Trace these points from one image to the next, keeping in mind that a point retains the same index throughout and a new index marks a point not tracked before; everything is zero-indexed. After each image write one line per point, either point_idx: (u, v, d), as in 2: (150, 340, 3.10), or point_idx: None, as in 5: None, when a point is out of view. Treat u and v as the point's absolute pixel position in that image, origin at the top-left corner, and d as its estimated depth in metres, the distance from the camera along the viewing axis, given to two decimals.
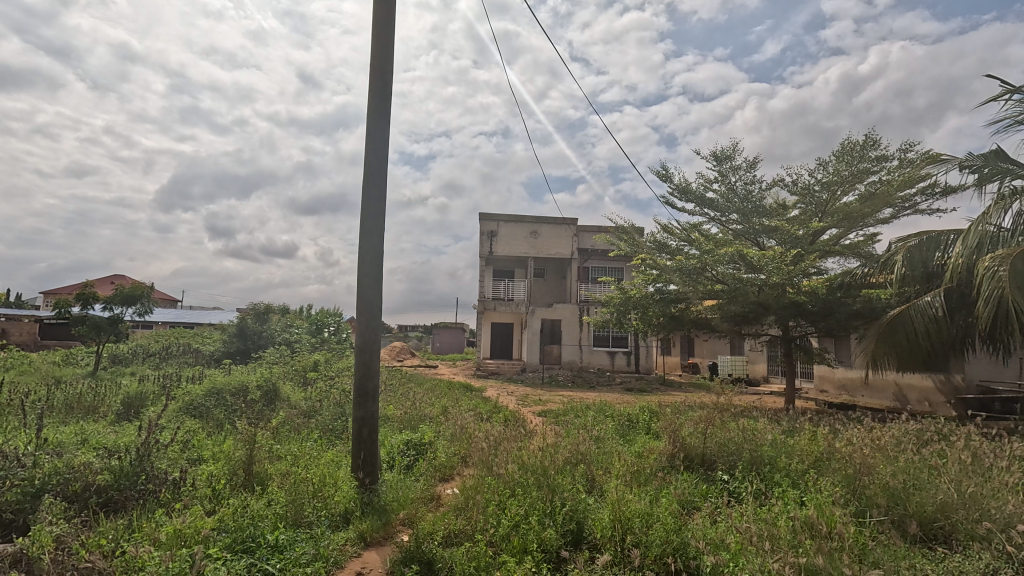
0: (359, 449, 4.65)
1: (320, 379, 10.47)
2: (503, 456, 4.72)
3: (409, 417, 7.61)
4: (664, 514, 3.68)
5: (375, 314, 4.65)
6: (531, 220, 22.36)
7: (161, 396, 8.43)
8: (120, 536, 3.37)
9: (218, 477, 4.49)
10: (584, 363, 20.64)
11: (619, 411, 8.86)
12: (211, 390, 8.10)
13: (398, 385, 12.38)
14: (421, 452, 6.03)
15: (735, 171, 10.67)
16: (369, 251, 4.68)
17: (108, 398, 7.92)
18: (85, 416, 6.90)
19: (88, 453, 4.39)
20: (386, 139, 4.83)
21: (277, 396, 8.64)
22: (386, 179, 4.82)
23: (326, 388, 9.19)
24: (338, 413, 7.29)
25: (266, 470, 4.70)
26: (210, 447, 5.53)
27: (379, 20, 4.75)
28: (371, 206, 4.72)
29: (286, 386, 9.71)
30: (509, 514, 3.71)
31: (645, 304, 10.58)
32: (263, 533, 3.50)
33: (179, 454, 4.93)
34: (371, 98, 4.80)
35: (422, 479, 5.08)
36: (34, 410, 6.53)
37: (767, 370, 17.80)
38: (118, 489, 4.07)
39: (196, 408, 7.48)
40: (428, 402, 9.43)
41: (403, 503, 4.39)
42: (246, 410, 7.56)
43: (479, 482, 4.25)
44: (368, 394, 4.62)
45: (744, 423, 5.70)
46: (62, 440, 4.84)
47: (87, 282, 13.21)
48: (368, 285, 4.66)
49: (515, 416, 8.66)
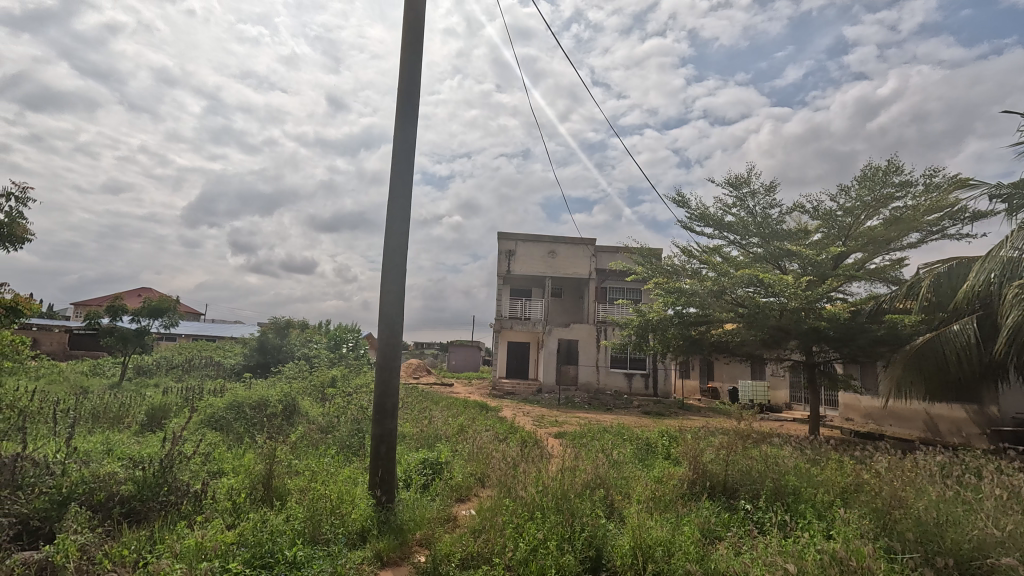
0: (377, 467, 4.66)
1: (338, 395, 10.51)
2: (521, 478, 4.66)
3: (426, 435, 7.62)
4: (686, 543, 3.62)
5: (396, 331, 4.71)
6: (549, 240, 22.44)
7: (185, 408, 8.60)
8: (141, 548, 3.42)
9: (239, 491, 4.55)
10: (601, 384, 20.43)
11: (637, 435, 8.73)
12: (232, 403, 8.21)
13: (416, 403, 12.38)
14: (438, 472, 5.99)
15: (753, 196, 10.62)
16: (392, 269, 4.76)
17: (134, 408, 8.11)
18: (110, 426, 7.08)
19: (113, 463, 4.47)
20: (410, 158, 4.94)
21: (297, 410, 8.73)
22: (411, 198, 4.90)
23: (344, 404, 9.24)
24: (354, 429, 7.34)
25: (285, 485, 4.74)
26: (230, 460, 5.61)
27: (405, 44, 4.90)
28: (394, 226, 4.80)
29: (305, 400, 9.82)
30: (527, 537, 3.63)
31: (663, 326, 10.44)
32: (281, 549, 3.50)
33: (200, 467, 5.01)
34: (398, 121, 4.94)
35: (439, 499, 5.04)
36: (63, 419, 6.72)
37: (790, 396, 17.40)
38: (140, 500, 4.15)
39: (217, 421, 7.61)
40: (445, 421, 9.39)
41: (420, 523, 4.37)
42: (265, 425, 7.64)
43: (498, 503, 4.20)
44: (387, 411, 4.63)
45: (766, 450, 5.56)
46: (88, 450, 4.96)
47: (116, 295, 13.62)
48: (390, 300, 4.73)
49: (532, 437, 8.62)
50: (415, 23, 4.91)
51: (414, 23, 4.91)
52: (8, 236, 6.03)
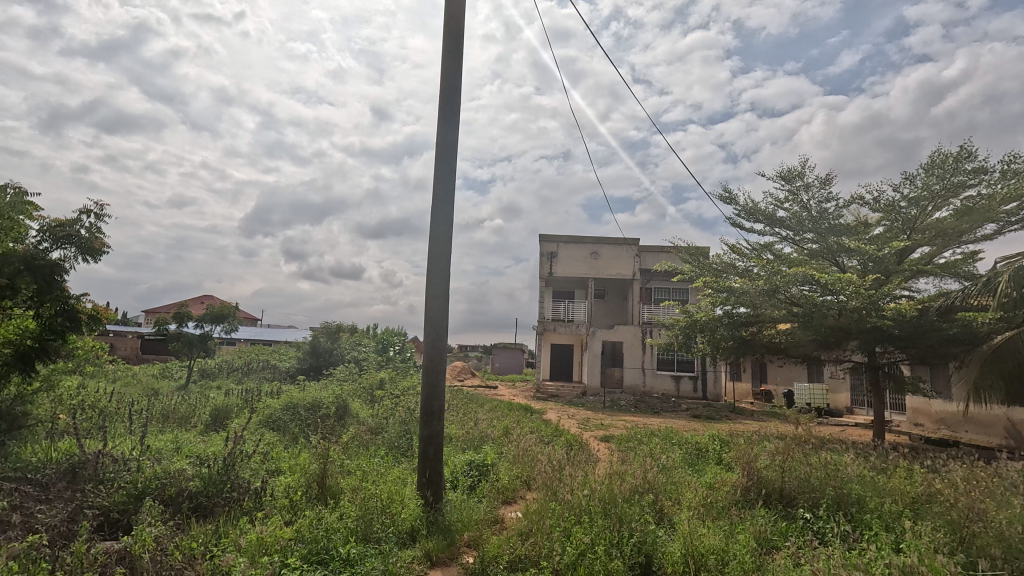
0: (425, 467, 4.74)
1: (386, 398, 10.79)
2: (567, 482, 4.63)
3: (472, 437, 7.71)
4: (740, 552, 3.49)
5: (441, 334, 4.79)
6: (592, 241, 22.22)
7: (244, 409, 9.05)
8: (208, 541, 3.63)
9: (296, 489, 4.75)
10: (647, 387, 20.02)
11: (686, 439, 8.50)
12: (287, 404, 8.58)
13: (460, 405, 12.54)
14: (484, 473, 6.04)
15: (807, 189, 10.16)
16: (436, 273, 4.85)
17: (199, 409, 8.62)
18: (179, 425, 7.56)
19: (182, 461, 4.77)
20: (453, 165, 5.02)
21: (348, 411, 9.02)
22: (454, 203, 4.98)
23: (392, 406, 9.48)
24: (402, 430, 7.51)
25: (338, 484, 4.90)
26: (287, 459, 5.86)
27: (447, 53, 4.99)
28: (438, 232, 4.89)
29: (355, 402, 10.14)
30: (575, 542, 3.60)
31: (711, 327, 10.14)
32: (335, 546, 3.62)
33: (260, 465, 5.26)
34: (440, 128, 5.03)
35: (486, 501, 5.09)
36: (138, 419, 7.22)
37: (851, 400, 16.47)
38: (207, 496, 4.40)
39: (275, 422, 7.97)
40: (490, 423, 9.46)
41: (468, 524, 4.42)
42: (319, 426, 7.94)
43: (545, 507, 4.18)
44: (434, 413, 4.72)
45: (827, 457, 5.28)
46: (160, 448, 5.31)
47: (182, 302, 14.52)
48: (435, 304, 4.82)
49: (578, 440, 8.55)
50: (455, 32, 4.99)
51: (454, 31, 4.99)
52: (87, 248, 6.52)
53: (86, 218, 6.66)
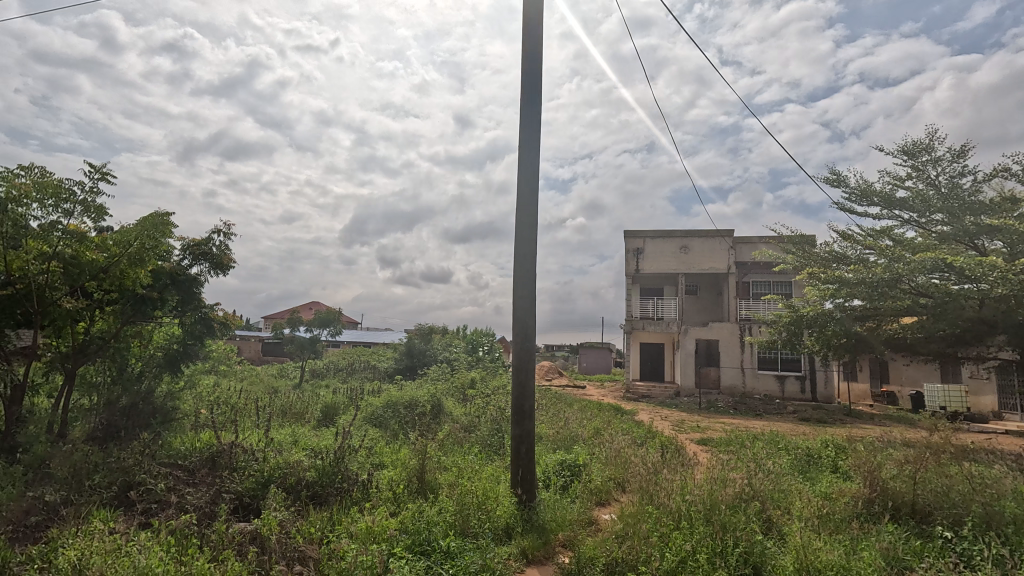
0: (518, 466, 4.81)
1: (477, 396, 11.10)
2: (663, 486, 4.48)
3: (562, 437, 7.71)
4: (865, 569, 3.16)
5: (529, 335, 4.83)
6: (681, 235, 21.28)
7: (350, 406, 9.78)
8: (324, 527, 3.96)
9: (398, 482, 5.04)
10: (747, 388, 18.77)
11: (794, 444, 7.86)
12: (388, 403, 9.13)
13: (549, 405, 12.58)
14: (576, 474, 6.01)
15: (934, 164, 8.98)
16: (522, 275, 4.91)
17: (312, 405, 9.44)
18: (295, 421, 8.34)
19: (299, 453, 5.27)
20: (535, 167, 5.06)
21: (442, 409, 9.41)
22: (538, 205, 5.02)
23: (483, 404, 9.75)
24: (494, 429, 7.70)
25: (436, 479, 5.12)
26: (389, 453, 6.25)
27: (526, 57, 5.05)
28: (523, 234, 4.95)
29: (448, 401, 10.56)
30: (674, 548, 3.47)
31: (819, 323, 9.30)
32: (436, 538, 3.79)
33: (365, 459, 5.66)
34: (522, 131, 5.08)
35: (579, 501, 5.07)
36: (263, 414, 8.08)
37: (999, 404, 14.28)
38: (321, 485, 4.82)
39: (377, 418, 8.53)
40: (579, 423, 9.40)
41: (562, 524, 4.43)
42: (416, 423, 8.37)
43: (641, 510, 4.08)
44: (525, 412, 4.79)
45: (971, 469, 4.61)
46: (281, 440, 5.90)
47: (294, 309, 16.00)
48: (522, 305, 4.88)
49: (672, 442, 8.23)
50: (534, 35, 5.03)
51: (533, 33, 5.03)
52: (218, 263, 7.41)
53: (217, 236, 7.55)
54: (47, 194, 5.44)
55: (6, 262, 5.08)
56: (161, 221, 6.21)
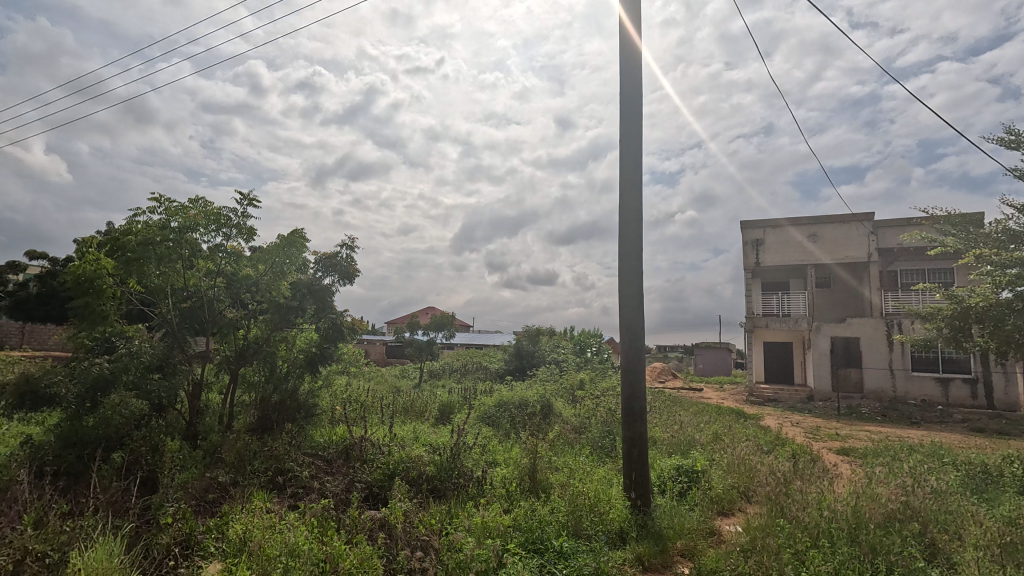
0: (631, 469, 4.67)
1: (588, 398, 11.00)
2: (796, 498, 4.07)
3: (678, 441, 7.35)
4: None
5: (637, 335, 4.68)
6: (808, 222, 19.25)
7: (464, 406, 10.24)
8: (442, 519, 4.18)
9: (511, 480, 5.16)
10: (899, 392, 16.39)
11: (963, 458, 6.69)
12: (500, 403, 9.41)
13: (663, 407, 12.07)
14: (695, 480, 5.68)
15: None
16: (627, 273, 4.78)
17: (431, 404, 10.03)
18: (416, 418, 8.93)
19: (420, 448, 5.63)
20: (638, 161, 4.90)
21: (552, 409, 9.45)
22: (642, 200, 4.85)
23: (593, 406, 9.63)
24: (605, 431, 7.57)
25: (547, 478, 5.16)
26: (502, 452, 6.43)
27: (623, 49, 4.92)
28: (628, 230, 4.82)
29: (558, 402, 10.58)
30: (811, 567, 3.12)
31: (995, 315, 7.79)
32: (549, 538, 3.81)
33: (480, 456, 5.88)
34: (621, 127, 4.95)
35: (698, 509, 4.78)
36: (388, 411, 8.77)
37: None
38: (440, 479, 5.10)
39: (490, 418, 8.83)
40: (697, 427, 8.89)
41: (680, 532, 4.21)
42: (527, 423, 8.51)
43: (769, 523, 3.73)
44: (636, 415, 4.64)
45: None
46: (403, 436, 6.36)
47: (412, 314, 17.14)
48: (629, 304, 4.74)
49: (806, 451, 7.44)
50: (631, 25, 4.88)
51: (631, 24, 4.89)
52: (345, 273, 8.18)
53: (344, 249, 8.35)
54: (212, 221, 6.50)
55: (187, 281, 6.65)
56: (296, 239, 7.07)
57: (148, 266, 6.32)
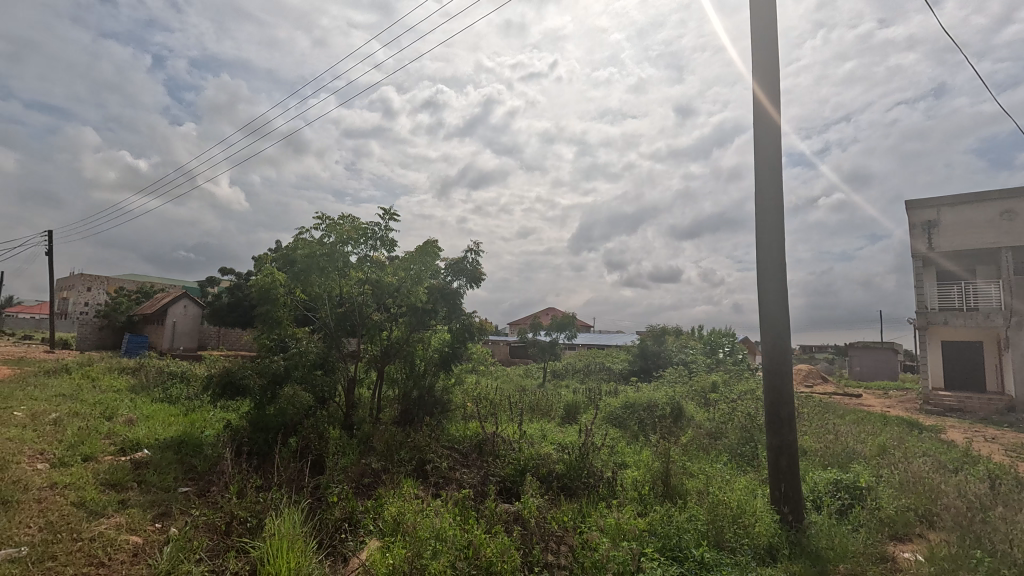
0: (778, 480, 4.28)
1: (722, 401, 10.27)
2: (999, 528, 3.40)
3: (834, 452, 6.55)
4: None
5: (781, 334, 4.27)
6: (1000, 196, 15.94)
7: (590, 406, 10.19)
8: (575, 518, 4.22)
9: (643, 483, 5.03)
10: None
11: None
12: (626, 404, 9.21)
13: (813, 414, 10.82)
14: (858, 498, 5.00)
15: None
16: (767, 266, 4.39)
17: (556, 403, 10.15)
18: (542, 417, 9.11)
19: (548, 446, 5.74)
20: (777, 143, 4.47)
21: (683, 412, 8.99)
22: (783, 186, 4.43)
23: (730, 410, 8.97)
24: (744, 437, 7.03)
25: (682, 484, 4.93)
26: (631, 454, 6.30)
27: (756, 25, 4.55)
28: (767, 220, 4.42)
29: (689, 405, 10.04)
30: None
31: None
32: (688, 546, 3.64)
33: (609, 457, 5.83)
34: (755, 108, 4.56)
35: (864, 531, 4.21)
36: (516, 409, 9.06)
37: None
38: (570, 478, 5.14)
39: (617, 419, 8.68)
40: (857, 437, 7.84)
41: (843, 555, 3.74)
42: (656, 426, 8.22)
43: (963, 555, 3.17)
44: (782, 421, 4.24)
45: None
46: (532, 433, 6.53)
47: (534, 315, 17.49)
48: (769, 300, 4.36)
49: (1008, 471, 6.16)
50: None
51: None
52: (472, 277, 8.64)
53: (471, 254, 8.81)
54: (360, 235, 7.29)
55: (341, 289, 7.52)
56: (429, 248, 7.62)
57: (313, 277, 7.30)
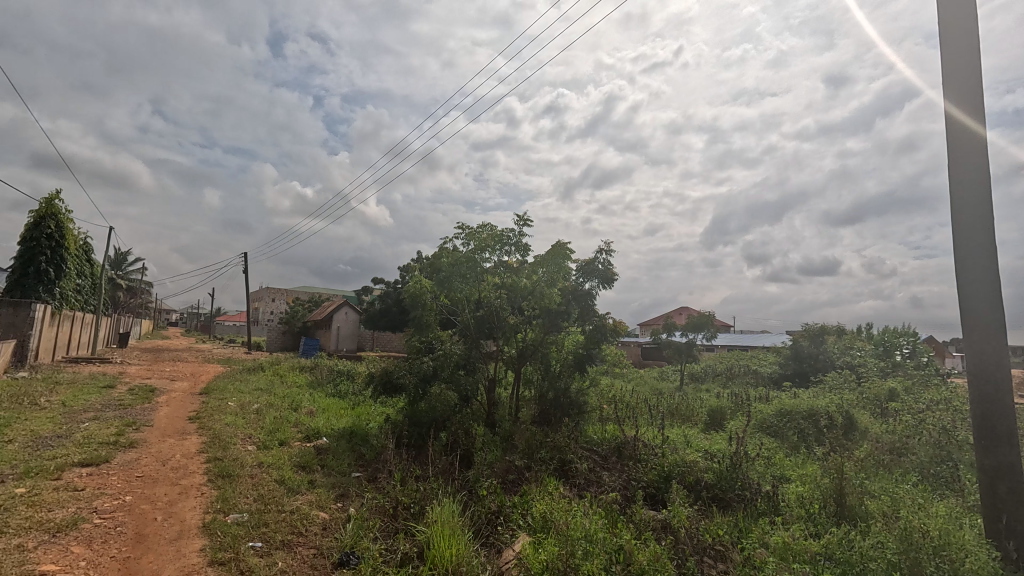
0: (997, 510, 3.51)
1: (905, 412, 8.78)
2: None
3: None
4: None
5: (993, 331, 3.52)
6: None
7: (738, 412, 9.41)
8: (732, 531, 3.93)
9: (810, 501, 4.51)
10: None
11: None
12: (782, 412, 8.33)
13: None
14: None
15: None
16: (968, 250, 3.66)
17: (699, 408, 9.55)
18: (684, 422, 8.65)
19: (694, 454, 5.45)
20: (977, 102, 3.69)
21: (855, 423, 7.85)
22: (987, 153, 3.65)
23: (916, 422, 7.64)
24: (939, 456, 5.93)
25: (862, 505, 4.28)
26: (792, 467, 5.69)
27: None
28: (965, 195, 3.68)
29: (861, 414, 8.75)
30: None
31: None
32: None
33: (765, 469, 5.34)
34: (942, 63, 3.81)
35: None
36: (655, 413, 8.73)
37: None
38: (721, 488, 4.81)
39: (771, 428, 7.90)
40: None
41: None
42: (820, 437, 7.32)
43: None
44: (1000, 438, 3.48)
45: None
46: (675, 439, 6.24)
47: (669, 315, 16.70)
48: (972, 291, 3.63)
49: None
50: None
51: None
52: (605, 277, 8.53)
53: (602, 255, 8.71)
54: (496, 242, 7.60)
55: (479, 293, 7.93)
56: (561, 251, 7.71)
57: (456, 283, 7.80)
